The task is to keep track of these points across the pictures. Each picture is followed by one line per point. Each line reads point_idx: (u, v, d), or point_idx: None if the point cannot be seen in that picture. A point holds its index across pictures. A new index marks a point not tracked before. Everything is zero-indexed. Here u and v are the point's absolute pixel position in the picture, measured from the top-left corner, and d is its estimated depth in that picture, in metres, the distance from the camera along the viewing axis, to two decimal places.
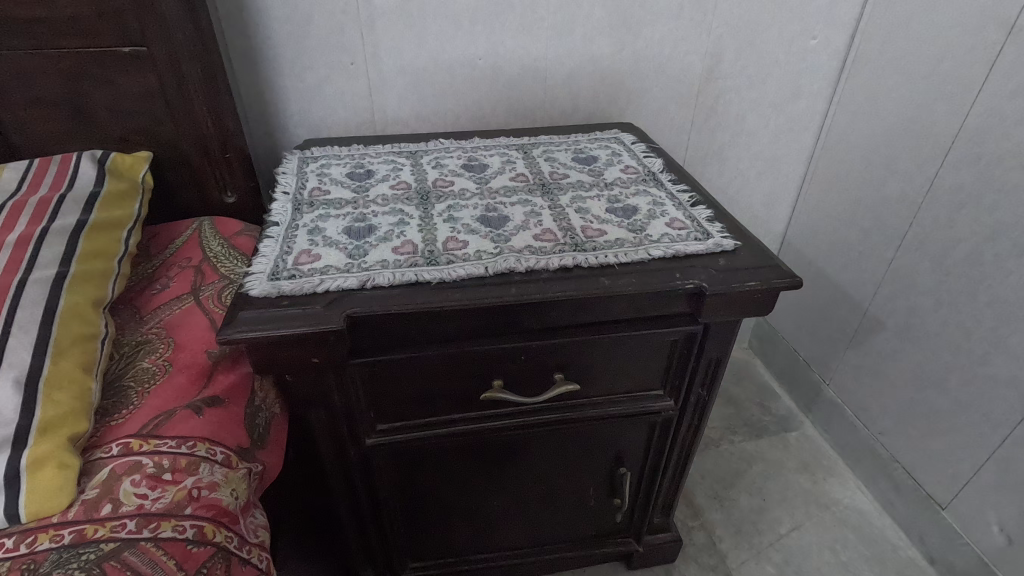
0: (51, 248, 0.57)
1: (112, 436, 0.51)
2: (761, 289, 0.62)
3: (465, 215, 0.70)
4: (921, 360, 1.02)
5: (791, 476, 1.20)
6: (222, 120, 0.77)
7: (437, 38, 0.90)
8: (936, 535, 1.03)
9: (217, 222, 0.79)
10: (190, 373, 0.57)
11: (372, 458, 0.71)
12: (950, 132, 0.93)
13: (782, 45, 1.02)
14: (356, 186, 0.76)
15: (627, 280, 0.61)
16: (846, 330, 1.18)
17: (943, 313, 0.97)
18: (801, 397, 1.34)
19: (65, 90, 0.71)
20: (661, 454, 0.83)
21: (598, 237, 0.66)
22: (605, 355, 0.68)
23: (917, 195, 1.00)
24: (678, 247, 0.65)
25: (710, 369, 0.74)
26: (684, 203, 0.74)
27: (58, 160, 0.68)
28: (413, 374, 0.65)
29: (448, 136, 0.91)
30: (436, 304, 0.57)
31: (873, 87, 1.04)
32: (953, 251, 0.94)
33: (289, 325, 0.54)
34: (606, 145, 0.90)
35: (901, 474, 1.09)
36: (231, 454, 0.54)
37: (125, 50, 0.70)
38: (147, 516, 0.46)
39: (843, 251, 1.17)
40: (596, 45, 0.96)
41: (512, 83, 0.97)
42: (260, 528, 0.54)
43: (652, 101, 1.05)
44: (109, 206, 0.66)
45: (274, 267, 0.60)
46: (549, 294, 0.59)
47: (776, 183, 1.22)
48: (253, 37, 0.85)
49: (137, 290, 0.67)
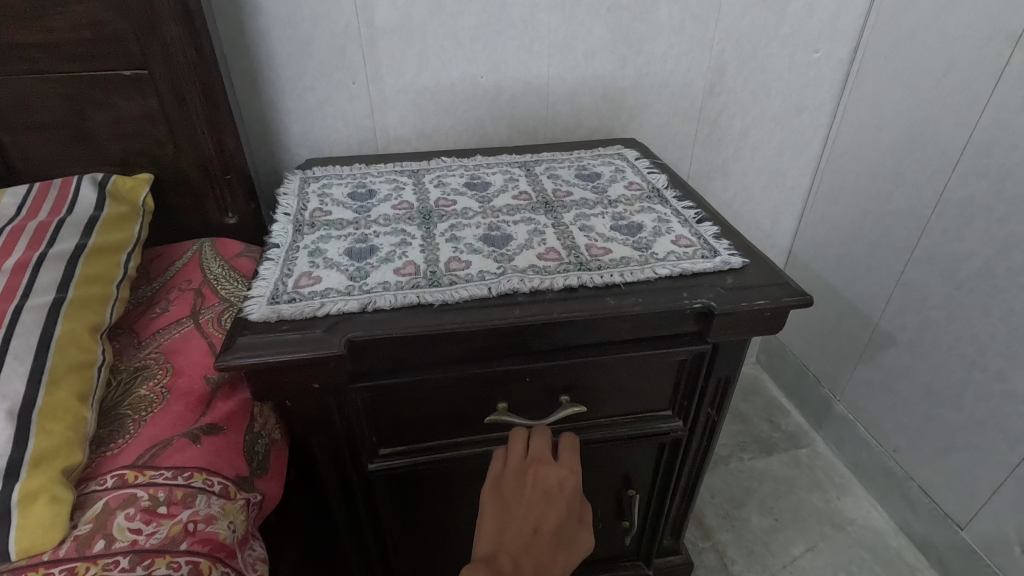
0: (48, 274, 0.56)
1: (106, 468, 0.49)
2: (771, 307, 0.61)
3: (467, 235, 0.69)
4: (935, 376, 1.00)
5: (802, 494, 1.18)
6: (223, 141, 0.77)
7: (438, 57, 0.90)
8: (956, 556, 1.00)
9: (217, 244, 0.78)
10: (188, 400, 0.56)
11: (375, 484, 0.69)
12: (958, 145, 0.92)
13: (785, 59, 1.02)
14: (358, 207, 0.75)
15: (633, 300, 0.60)
16: (857, 344, 1.16)
17: (955, 327, 0.95)
18: (811, 413, 1.32)
19: (67, 113, 0.71)
20: (670, 475, 0.81)
21: (604, 256, 0.65)
22: (612, 376, 0.67)
23: (925, 208, 0.99)
24: (685, 265, 0.64)
25: (720, 388, 0.72)
26: (690, 220, 0.73)
27: (58, 183, 0.68)
28: (416, 399, 0.63)
29: (450, 154, 0.90)
30: (439, 328, 0.56)
31: (878, 100, 1.03)
32: (965, 264, 0.93)
33: (288, 350, 0.53)
34: (610, 161, 0.89)
35: (917, 492, 1.06)
36: (229, 485, 0.53)
37: (127, 73, 0.70)
38: (141, 552, 0.44)
39: (852, 265, 1.16)
40: (598, 62, 0.96)
41: (515, 101, 0.97)
42: (258, 561, 0.52)
43: (655, 117, 1.04)
44: (108, 230, 0.65)
45: (274, 290, 0.59)
46: (555, 316, 0.57)
47: (781, 196, 1.21)
48: (255, 59, 0.85)
49: (135, 314, 0.66)
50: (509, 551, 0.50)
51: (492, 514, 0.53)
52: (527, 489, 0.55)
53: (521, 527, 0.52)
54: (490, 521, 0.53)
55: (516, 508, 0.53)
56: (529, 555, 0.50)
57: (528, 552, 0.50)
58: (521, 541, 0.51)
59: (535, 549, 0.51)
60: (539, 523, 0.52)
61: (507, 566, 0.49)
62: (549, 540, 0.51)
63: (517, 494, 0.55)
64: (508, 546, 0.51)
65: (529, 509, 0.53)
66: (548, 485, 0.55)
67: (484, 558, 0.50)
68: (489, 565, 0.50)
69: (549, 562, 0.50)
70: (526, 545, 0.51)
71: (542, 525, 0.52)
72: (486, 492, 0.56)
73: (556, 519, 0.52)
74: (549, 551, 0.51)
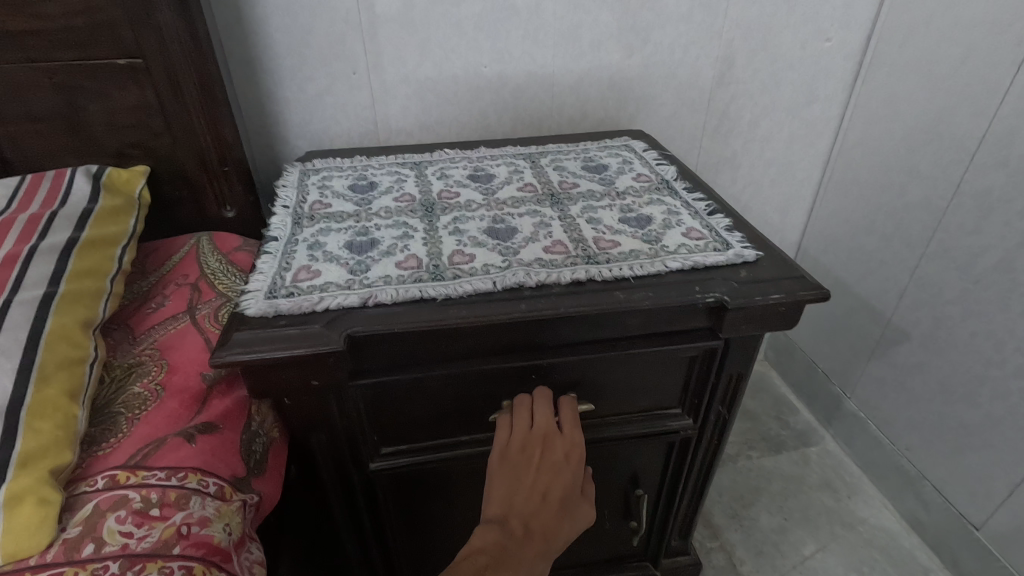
0: (39, 268, 0.54)
1: (97, 468, 0.48)
2: (786, 302, 0.59)
3: (471, 228, 0.67)
4: (950, 373, 0.97)
5: (812, 494, 1.16)
6: (221, 131, 0.75)
7: (441, 47, 0.88)
8: (970, 556, 0.98)
9: (215, 237, 0.76)
10: (183, 398, 0.55)
11: (376, 483, 0.68)
12: (975, 135, 0.89)
13: (796, 48, 0.99)
14: (358, 199, 0.73)
15: (644, 294, 0.58)
16: (869, 341, 1.14)
17: (971, 323, 0.93)
18: (820, 410, 1.29)
19: (60, 103, 0.69)
20: (679, 474, 0.79)
21: (612, 249, 0.63)
22: (620, 372, 0.65)
23: (941, 201, 0.96)
24: (696, 258, 0.62)
25: (731, 386, 0.70)
26: (701, 212, 0.71)
27: (50, 175, 0.66)
28: (418, 396, 0.61)
29: (453, 146, 0.88)
30: (442, 323, 0.54)
31: (891, 89, 1.01)
32: (982, 258, 0.90)
33: (285, 346, 0.51)
34: (617, 153, 0.87)
35: (930, 492, 1.04)
36: (225, 486, 0.51)
37: (121, 62, 0.68)
38: (132, 557, 0.42)
39: (863, 260, 1.13)
40: (604, 51, 0.94)
41: (519, 92, 0.95)
42: (256, 563, 0.50)
43: (662, 108, 1.02)
44: (102, 222, 0.63)
45: (272, 284, 0.57)
46: (562, 311, 0.55)
47: (791, 189, 1.18)
48: (253, 48, 0.83)
49: (130, 310, 0.64)
50: (519, 515, 0.55)
51: (502, 480, 0.57)
52: (535, 460, 0.58)
53: (529, 496, 0.57)
54: (501, 486, 0.57)
55: (525, 478, 0.58)
56: (538, 518, 0.56)
57: (536, 517, 0.56)
58: (530, 507, 0.56)
59: (542, 516, 0.56)
60: (546, 492, 0.57)
61: (517, 529, 0.55)
62: (554, 508, 0.57)
63: (526, 465, 0.58)
64: (519, 509, 0.56)
65: (537, 479, 0.58)
66: (556, 458, 0.59)
67: (495, 519, 0.55)
68: (501, 527, 0.54)
69: (553, 526, 0.56)
70: (535, 510, 0.56)
71: (549, 494, 0.57)
72: (494, 460, 0.59)
73: (560, 490, 0.57)
74: (554, 517, 0.56)
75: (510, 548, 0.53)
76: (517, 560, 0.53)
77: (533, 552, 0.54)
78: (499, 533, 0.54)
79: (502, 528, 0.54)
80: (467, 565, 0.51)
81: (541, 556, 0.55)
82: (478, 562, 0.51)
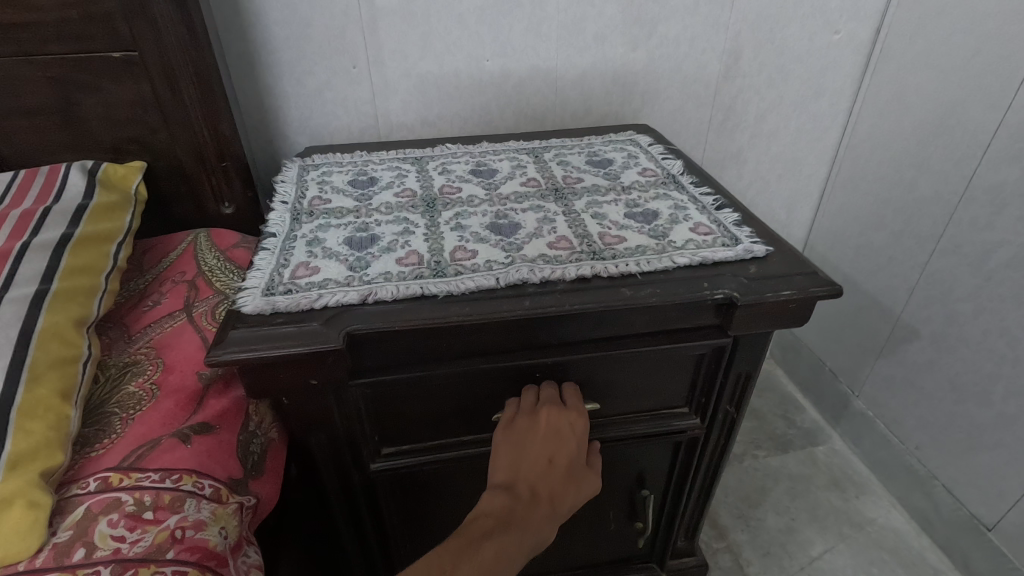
0: (31, 265, 0.53)
1: (89, 470, 0.46)
2: (797, 298, 0.57)
3: (473, 224, 0.65)
4: (961, 371, 0.95)
5: (820, 493, 1.14)
6: (218, 126, 0.73)
7: (442, 40, 0.87)
8: (982, 557, 0.96)
9: (213, 234, 0.75)
10: (179, 398, 0.53)
11: (377, 484, 0.66)
12: (988, 129, 0.87)
13: (804, 41, 0.98)
14: (358, 194, 0.71)
15: (651, 291, 0.56)
16: (877, 338, 1.12)
17: (983, 320, 0.91)
18: (827, 409, 1.27)
19: (55, 98, 0.67)
20: (686, 474, 0.77)
21: (618, 245, 0.62)
22: (626, 371, 0.63)
23: (952, 196, 0.94)
24: (705, 254, 0.60)
25: (739, 384, 0.68)
26: (709, 207, 0.69)
27: (45, 171, 0.65)
28: (419, 395, 0.60)
29: (455, 141, 0.87)
30: (444, 321, 0.52)
31: (901, 83, 0.99)
32: (995, 254, 0.88)
33: (283, 345, 0.50)
34: (622, 147, 0.85)
35: (940, 492, 1.02)
36: (221, 488, 0.49)
37: (116, 55, 0.66)
38: (124, 562, 0.41)
39: (872, 256, 1.12)
40: (608, 44, 0.92)
41: (522, 85, 0.93)
42: (253, 568, 0.49)
43: (667, 103, 1.00)
44: (97, 218, 0.62)
45: (270, 281, 0.56)
46: (567, 308, 0.54)
47: (798, 184, 1.16)
48: (252, 42, 0.81)
49: (126, 307, 0.63)
50: (526, 480, 0.55)
51: (508, 447, 0.57)
52: (540, 427, 0.57)
53: (536, 463, 0.56)
54: (506, 454, 0.57)
55: (530, 445, 0.57)
56: (545, 484, 0.56)
57: (543, 483, 0.55)
58: (537, 472, 0.56)
59: (548, 481, 0.56)
60: (552, 458, 0.57)
61: (525, 494, 0.55)
62: (560, 474, 0.56)
63: (531, 432, 0.57)
64: (525, 476, 0.56)
65: (542, 446, 0.57)
66: (561, 425, 0.58)
67: (503, 485, 0.55)
68: (508, 492, 0.54)
69: (560, 491, 0.56)
70: (542, 476, 0.56)
71: (555, 460, 0.57)
72: (500, 428, 0.59)
73: (566, 456, 0.57)
74: (559, 483, 0.56)
75: (517, 512, 0.53)
76: (524, 524, 0.53)
77: (540, 517, 0.54)
78: (506, 499, 0.54)
79: (509, 493, 0.54)
80: (474, 528, 0.51)
81: (548, 521, 0.54)
82: (484, 525, 0.51)
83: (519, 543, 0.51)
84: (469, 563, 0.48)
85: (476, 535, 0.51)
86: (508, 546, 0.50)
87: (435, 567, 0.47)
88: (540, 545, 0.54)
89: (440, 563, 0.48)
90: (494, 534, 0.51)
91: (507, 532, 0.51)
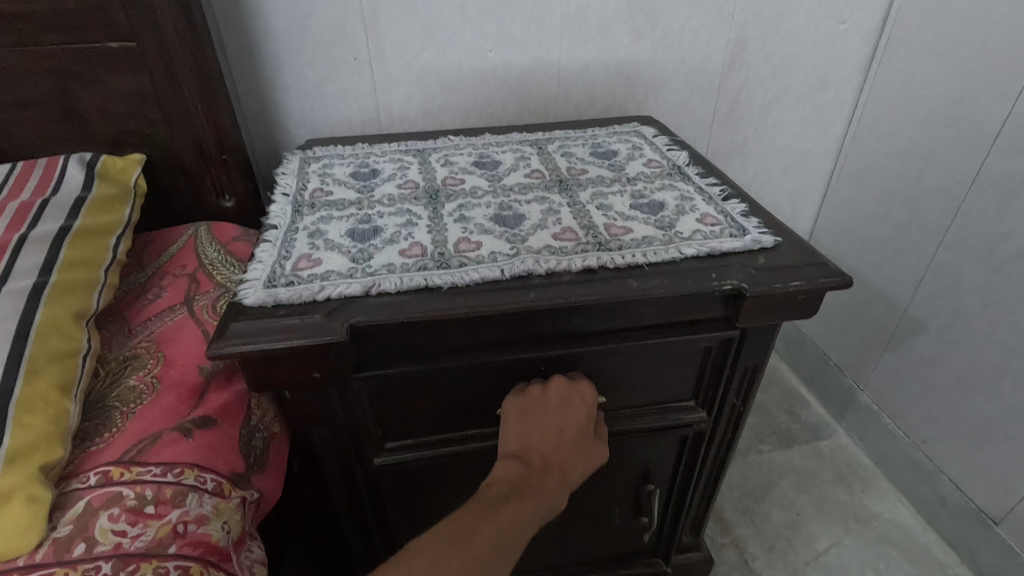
0: (29, 257, 0.52)
1: (89, 465, 0.46)
2: (806, 289, 0.56)
3: (477, 215, 0.64)
4: (969, 364, 0.95)
5: (825, 488, 1.13)
6: (218, 118, 0.73)
7: (444, 31, 0.86)
8: (989, 552, 0.96)
9: (213, 227, 0.74)
10: (180, 392, 0.53)
11: (380, 479, 0.66)
12: (997, 119, 0.86)
13: (810, 31, 0.96)
14: (361, 186, 0.71)
15: (658, 282, 0.55)
16: (883, 332, 1.11)
17: (991, 313, 0.90)
18: (832, 403, 1.27)
19: (52, 90, 0.66)
20: (692, 468, 0.77)
21: (624, 236, 0.61)
22: (632, 364, 0.63)
23: (960, 187, 0.93)
24: (712, 245, 0.59)
25: (746, 378, 0.68)
26: (715, 197, 0.69)
27: (43, 163, 0.64)
28: (423, 388, 0.59)
29: (458, 133, 0.86)
30: (449, 313, 0.52)
31: (908, 73, 0.98)
32: (1004, 245, 0.87)
33: (285, 337, 0.49)
34: (626, 139, 0.84)
35: (947, 486, 1.01)
36: (223, 482, 0.49)
37: (114, 45, 0.65)
38: (125, 557, 0.41)
39: (877, 249, 1.11)
40: (612, 35, 0.91)
41: (524, 77, 0.92)
42: (256, 563, 0.48)
43: (671, 94, 0.99)
44: (96, 211, 0.61)
45: (271, 274, 0.55)
46: (573, 300, 0.53)
47: (803, 177, 1.15)
48: (251, 33, 0.80)
49: (126, 301, 0.62)
50: (537, 450, 0.56)
51: (518, 418, 0.58)
52: (549, 398, 0.58)
53: (547, 432, 0.57)
54: (516, 425, 0.57)
55: (541, 415, 0.57)
56: (556, 453, 0.56)
57: (554, 452, 0.56)
58: (548, 442, 0.56)
59: (559, 450, 0.56)
60: (563, 428, 0.57)
61: (536, 462, 0.55)
62: (571, 443, 0.56)
63: (541, 402, 0.58)
64: (537, 445, 0.56)
65: (553, 416, 0.57)
66: (571, 394, 0.58)
67: (515, 454, 0.56)
68: (520, 461, 0.55)
69: (571, 460, 0.56)
70: (553, 445, 0.56)
71: (566, 430, 0.57)
72: (509, 399, 0.59)
73: (576, 426, 0.57)
74: (570, 452, 0.56)
75: (530, 479, 0.54)
76: (537, 491, 0.53)
77: (552, 484, 0.54)
78: (519, 467, 0.54)
79: (521, 462, 0.55)
80: (489, 494, 0.52)
81: (560, 488, 0.55)
82: (499, 491, 0.52)
83: (534, 508, 0.52)
84: (488, 527, 0.48)
85: (492, 500, 0.51)
86: (522, 510, 0.51)
87: (455, 531, 0.47)
88: (553, 510, 0.54)
89: (460, 527, 0.48)
90: (508, 500, 0.51)
91: (522, 497, 0.52)
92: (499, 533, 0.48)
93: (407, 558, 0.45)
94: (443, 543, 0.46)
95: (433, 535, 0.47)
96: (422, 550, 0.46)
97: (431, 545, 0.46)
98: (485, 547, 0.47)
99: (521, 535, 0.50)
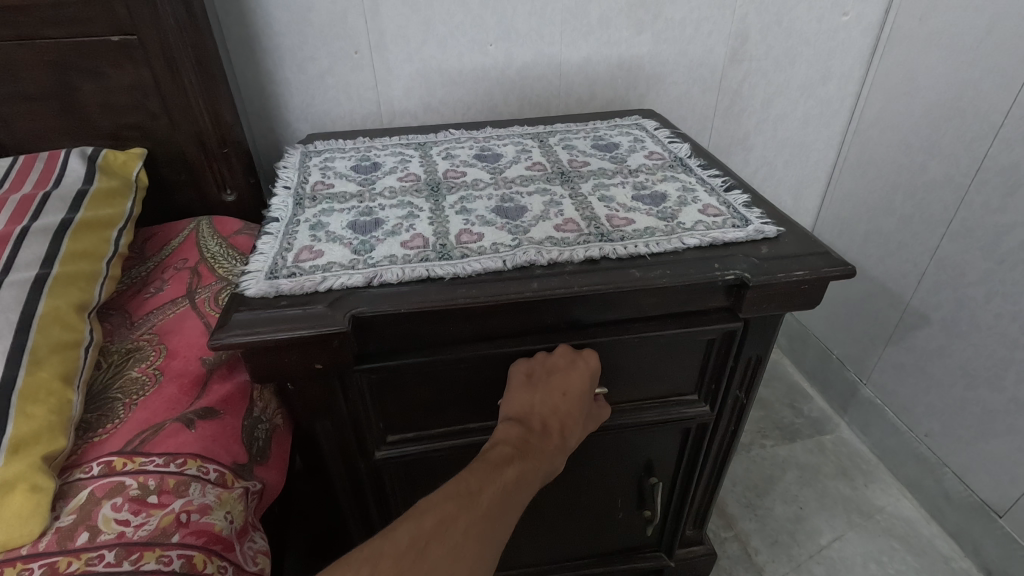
0: (31, 249, 0.52)
1: (92, 455, 0.46)
2: (809, 278, 0.56)
3: (478, 207, 0.64)
4: (973, 356, 0.94)
5: (828, 482, 1.13)
6: (218, 111, 0.73)
7: (444, 23, 0.85)
8: (993, 544, 0.95)
9: (215, 221, 0.74)
10: (182, 383, 0.53)
11: (383, 471, 0.66)
12: (1001, 110, 0.86)
13: (812, 23, 0.96)
14: (362, 179, 0.70)
15: (660, 272, 0.55)
16: (885, 326, 1.11)
17: (995, 305, 0.90)
18: (835, 397, 1.26)
19: (53, 83, 0.66)
20: (695, 461, 0.77)
21: (626, 227, 0.61)
22: (633, 355, 0.62)
23: (963, 178, 0.93)
24: (715, 235, 0.59)
25: (749, 369, 0.67)
26: (717, 188, 0.69)
27: (44, 156, 0.64)
28: (425, 380, 0.59)
29: (459, 127, 0.85)
30: (451, 302, 0.51)
31: (912, 64, 0.97)
32: (1008, 236, 0.87)
33: (287, 327, 0.49)
34: (628, 131, 0.84)
35: (951, 479, 1.01)
36: (226, 472, 0.49)
37: (115, 38, 0.65)
38: (128, 546, 0.40)
39: (880, 242, 1.10)
40: (613, 28, 0.91)
41: (525, 70, 0.92)
42: (260, 553, 0.48)
43: (672, 87, 0.98)
44: (97, 204, 0.61)
45: (273, 265, 0.55)
46: (574, 289, 0.53)
47: (805, 170, 1.15)
48: (252, 27, 0.80)
49: (128, 295, 0.62)
50: (539, 413, 0.55)
51: (522, 381, 0.57)
52: (555, 362, 0.57)
53: (550, 396, 0.55)
54: (520, 390, 0.57)
55: (545, 379, 0.56)
56: (558, 415, 0.55)
57: (556, 415, 0.55)
58: (551, 405, 0.55)
59: (562, 413, 0.55)
60: (567, 390, 0.55)
61: (538, 426, 0.55)
62: (574, 405, 0.55)
63: (547, 365, 0.57)
64: (540, 408, 0.55)
65: (558, 379, 0.56)
66: (576, 357, 0.57)
67: (516, 418, 0.55)
68: (522, 424, 0.55)
69: (572, 423, 0.56)
70: (556, 407, 0.55)
71: (570, 392, 0.55)
72: (516, 362, 0.58)
73: (580, 388, 0.55)
74: (573, 415, 0.55)
75: (532, 441, 0.53)
76: (539, 452, 0.53)
77: (553, 446, 0.54)
78: (521, 429, 0.54)
79: (523, 425, 0.55)
80: (493, 454, 0.51)
81: (561, 451, 0.55)
82: (504, 452, 0.51)
83: (537, 467, 0.52)
84: (495, 485, 0.48)
85: (496, 460, 0.51)
86: (525, 470, 0.51)
87: (461, 489, 0.47)
88: (553, 471, 0.55)
89: (465, 486, 0.47)
90: (513, 462, 0.51)
91: (526, 457, 0.51)
92: (503, 492, 0.48)
93: (413, 514, 0.44)
94: (452, 500, 0.45)
95: (439, 492, 0.46)
96: (429, 506, 0.45)
97: (438, 502, 0.45)
98: (492, 505, 0.47)
99: (523, 493, 0.50)
